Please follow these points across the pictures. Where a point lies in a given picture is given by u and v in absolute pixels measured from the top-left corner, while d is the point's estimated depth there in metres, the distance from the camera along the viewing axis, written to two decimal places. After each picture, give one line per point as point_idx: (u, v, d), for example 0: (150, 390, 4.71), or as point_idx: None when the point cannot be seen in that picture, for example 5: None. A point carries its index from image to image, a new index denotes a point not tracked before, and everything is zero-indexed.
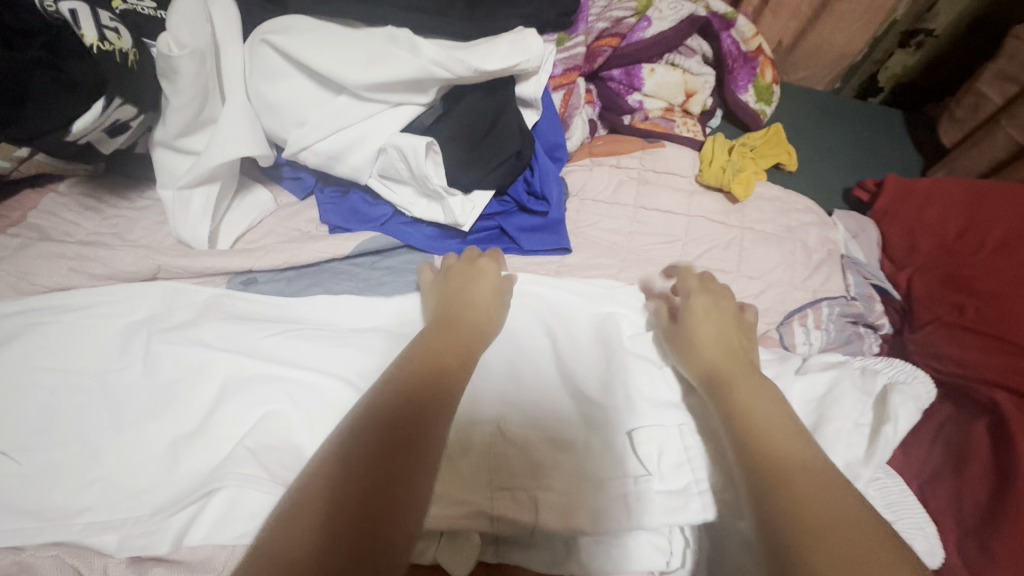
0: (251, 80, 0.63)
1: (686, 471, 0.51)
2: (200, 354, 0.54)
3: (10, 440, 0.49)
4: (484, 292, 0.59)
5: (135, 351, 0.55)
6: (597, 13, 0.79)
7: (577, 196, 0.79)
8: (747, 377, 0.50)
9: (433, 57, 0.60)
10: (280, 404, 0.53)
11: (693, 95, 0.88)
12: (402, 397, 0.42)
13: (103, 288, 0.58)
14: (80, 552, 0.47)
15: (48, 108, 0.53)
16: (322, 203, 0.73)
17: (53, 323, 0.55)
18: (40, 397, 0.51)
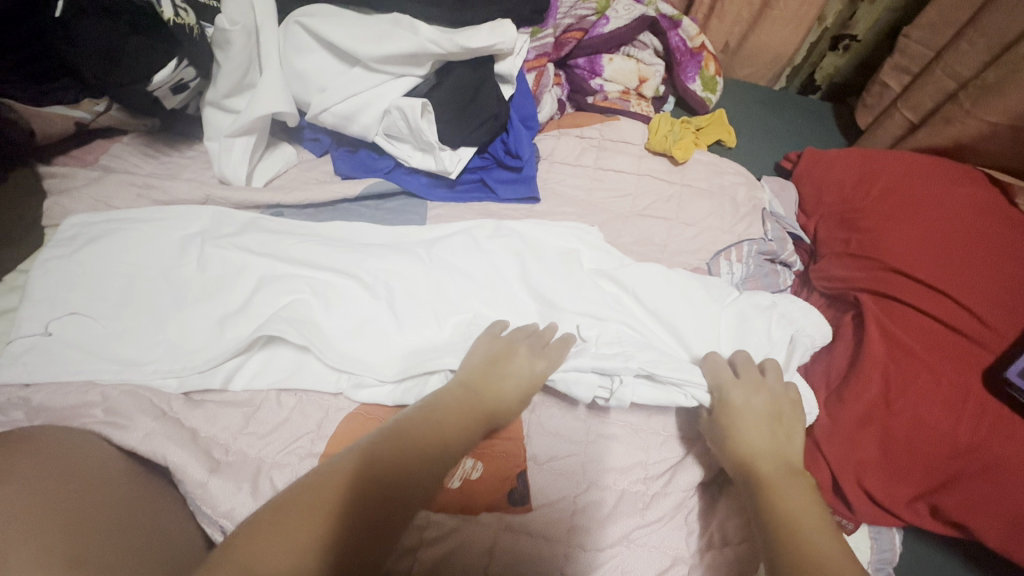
0: (285, 54, 0.80)
1: (616, 346, 0.67)
2: (245, 259, 0.70)
3: (96, 310, 0.64)
4: (498, 354, 0.62)
5: (193, 253, 0.70)
6: (565, 11, 0.96)
7: (546, 159, 0.96)
8: (794, 474, 0.53)
9: (429, 36, 0.77)
10: (304, 293, 0.68)
11: (647, 81, 1.05)
12: (419, 452, 0.50)
13: (162, 207, 0.74)
14: (149, 390, 0.61)
15: (137, 65, 0.70)
16: (336, 158, 0.89)
17: (126, 229, 0.70)
18: (120, 281, 0.66)
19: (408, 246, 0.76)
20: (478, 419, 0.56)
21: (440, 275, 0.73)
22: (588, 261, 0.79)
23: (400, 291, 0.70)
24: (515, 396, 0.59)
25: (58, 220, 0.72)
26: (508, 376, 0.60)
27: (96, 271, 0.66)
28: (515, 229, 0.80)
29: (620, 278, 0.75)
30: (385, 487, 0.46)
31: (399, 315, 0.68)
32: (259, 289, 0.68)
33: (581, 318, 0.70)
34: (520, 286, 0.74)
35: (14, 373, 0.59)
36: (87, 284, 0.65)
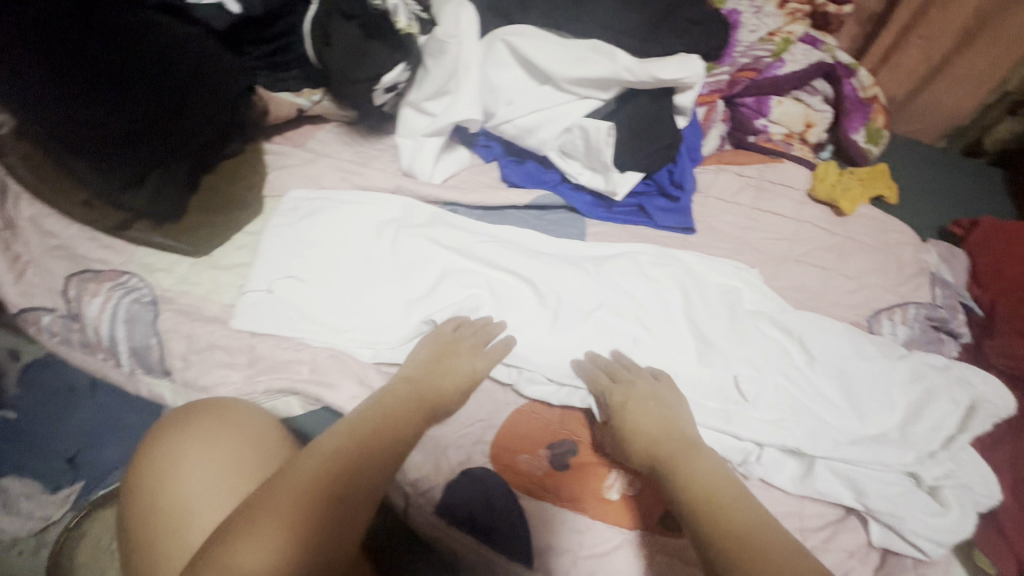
0: (484, 67, 0.86)
1: (776, 410, 0.66)
2: (432, 250, 0.76)
3: (308, 276, 0.72)
4: (444, 348, 0.65)
5: (387, 237, 0.77)
6: (742, 50, 0.99)
7: (703, 192, 0.97)
8: (691, 455, 0.56)
9: (626, 65, 0.81)
10: (482, 289, 0.73)
11: (813, 127, 1.03)
12: (363, 444, 0.52)
13: (360, 192, 0.82)
14: (346, 356, 0.68)
15: (374, 64, 0.78)
16: (505, 166, 0.94)
17: (335, 208, 0.78)
18: (328, 254, 0.74)
19: (578, 260, 0.79)
20: (422, 409, 0.59)
21: (608, 294, 0.75)
22: (744, 300, 0.78)
23: (567, 303, 0.74)
24: (456, 386, 0.63)
25: (277, 192, 0.81)
26: (452, 368, 0.64)
27: (310, 242, 0.74)
28: (677, 261, 0.81)
29: (788, 326, 0.73)
30: (336, 484, 0.48)
31: (564, 325, 0.72)
32: (444, 276, 0.74)
33: (738, 361, 0.70)
34: (681, 315, 0.75)
35: (247, 322, 0.67)
36: (303, 252, 0.73)
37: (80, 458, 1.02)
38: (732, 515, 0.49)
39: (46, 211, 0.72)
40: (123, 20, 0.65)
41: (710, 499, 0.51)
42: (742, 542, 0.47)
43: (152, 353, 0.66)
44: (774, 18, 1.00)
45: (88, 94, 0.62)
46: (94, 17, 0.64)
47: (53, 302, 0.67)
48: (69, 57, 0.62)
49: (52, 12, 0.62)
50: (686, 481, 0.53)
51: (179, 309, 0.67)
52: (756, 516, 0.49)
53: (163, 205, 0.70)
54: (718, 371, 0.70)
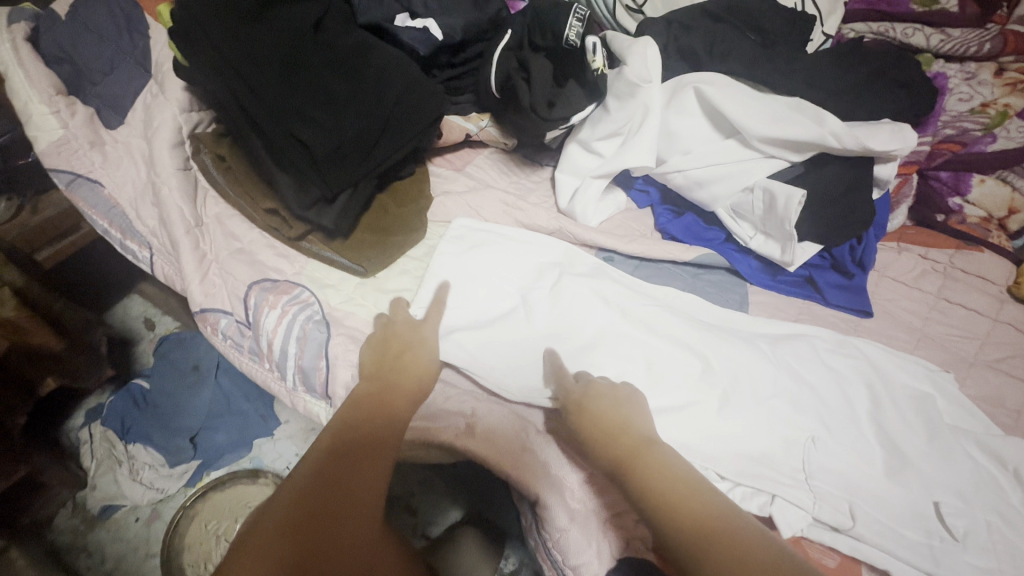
0: (666, 113, 0.81)
1: (990, 557, 0.57)
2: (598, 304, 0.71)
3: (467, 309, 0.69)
4: (405, 327, 0.65)
5: (550, 280, 0.74)
6: (946, 120, 0.89)
7: (878, 271, 0.87)
8: (649, 453, 0.53)
9: (834, 130, 0.74)
10: (639, 359, 0.67)
11: (1018, 213, 0.90)
12: (348, 439, 0.53)
13: (524, 231, 0.79)
14: (507, 411, 0.65)
15: (569, 105, 0.77)
16: (661, 216, 0.89)
17: (499, 243, 0.76)
18: (486, 288, 0.71)
19: (750, 337, 0.73)
20: (401, 393, 0.59)
21: (786, 383, 0.68)
22: (938, 414, 0.68)
23: (736, 387, 0.67)
24: (429, 359, 0.63)
25: (440, 218, 0.80)
26: (405, 343, 0.63)
27: (474, 278, 0.72)
28: (860, 355, 0.73)
29: (998, 453, 0.64)
30: (325, 476, 0.48)
31: (734, 412, 0.65)
32: (607, 330, 0.69)
33: (941, 487, 0.61)
34: (866, 418, 0.67)
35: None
36: (467, 288, 0.71)
37: (199, 437, 1.05)
38: (690, 508, 0.48)
39: (230, 212, 0.74)
40: (349, 41, 0.68)
41: (667, 500, 0.49)
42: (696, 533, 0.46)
43: (318, 375, 0.65)
44: (989, 88, 0.89)
45: (306, 110, 0.63)
46: (322, 40, 0.67)
47: (234, 307, 0.68)
48: (297, 75, 0.64)
49: (289, 34, 0.65)
50: (650, 486, 0.50)
51: (348, 332, 0.66)
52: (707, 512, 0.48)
53: (345, 224, 0.70)
54: (915, 495, 0.61)
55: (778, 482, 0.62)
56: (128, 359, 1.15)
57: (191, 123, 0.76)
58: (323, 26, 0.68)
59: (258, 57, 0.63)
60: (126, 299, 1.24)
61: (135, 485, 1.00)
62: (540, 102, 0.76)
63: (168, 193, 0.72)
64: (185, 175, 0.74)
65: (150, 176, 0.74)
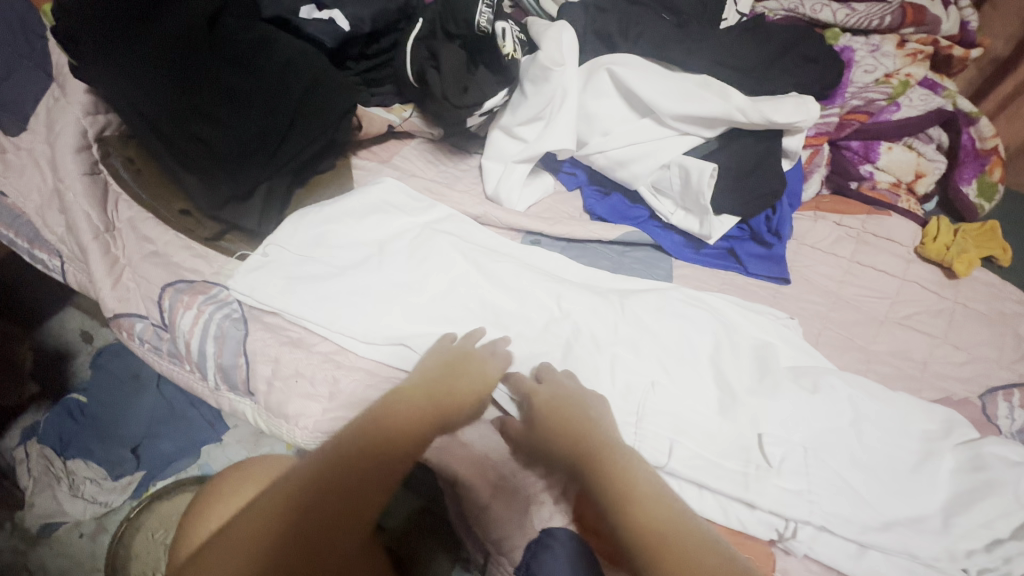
0: (583, 96, 0.83)
1: (895, 506, 0.59)
2: (513, 278, 0.73)
3: (328, 265, 0.69)
4: (457, 362, 0.62)
5: (415, 238, 0.74)
6: (853, 92, 0.92)
7: (796, 239, 0.91)
8: (641, 499, 0.52)
9: (740, 105, 0.77)
10: (485, 314, 0.70)
11: (922, 177, 0.96)
12: (317, 505, 0.47)
13: (412, 193, 0.80)
14: None
15: (481, 92, 0.77)
16: (588, 197, 0.91)
17: (372, 207, 0.76)
18: (344, 243, 0.72)
19: (602, 290, 0.76)
20: (418, 440, 0.55)
21: (624, 330, 0.71)
22: (840, 370, 0.70)
23: (619, 347, 0.69)
24: (470, 398, 0.60)
25: None
26: (463, 379, 0.61)
27: (335, 240, 0.71)
28: (753, 317, 0.76)
29: (896, 402, 0.66)
30: (289, 571, 0.44)
31: (582, 365, 0.67)
32: (485, 294, 0.71)
33: (829, 434, 0.63)
34: (786, 377, 0.68)
35: (262, 302, 0.66)
36: (328, 245, 0.71)
37: (142, 449, 1.04)
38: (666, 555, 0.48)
39: (144, 215, 0.73)
40: (249, 36, 0.67)
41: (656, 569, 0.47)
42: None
43: (238, 372, 0.65)
44: (892, 59, 0.94)
45: (209, 109, 0.63)
46: (217, 34, 0.65)
47: (149, 311, 0.67)
48: (196, 74, 0.63)
49: (180, 32, 0.64)
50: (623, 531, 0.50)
51: (268, 325, 0.66)
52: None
53: (263, 222, 0.70)
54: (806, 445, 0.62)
55: None
56: (64, 372, 1.12)
57: (98, 125, 0.74)
58: (219, 21, 0.67)
59: (153, 60, 0.62)
60: (59, 312, 1.20)
61: (74, 501, 0.98)
62: (455, 88, 0.76)
63: (74, 200, 0.71)
64: (93, 180, 0.72)
65: (56, 183, 0.72)
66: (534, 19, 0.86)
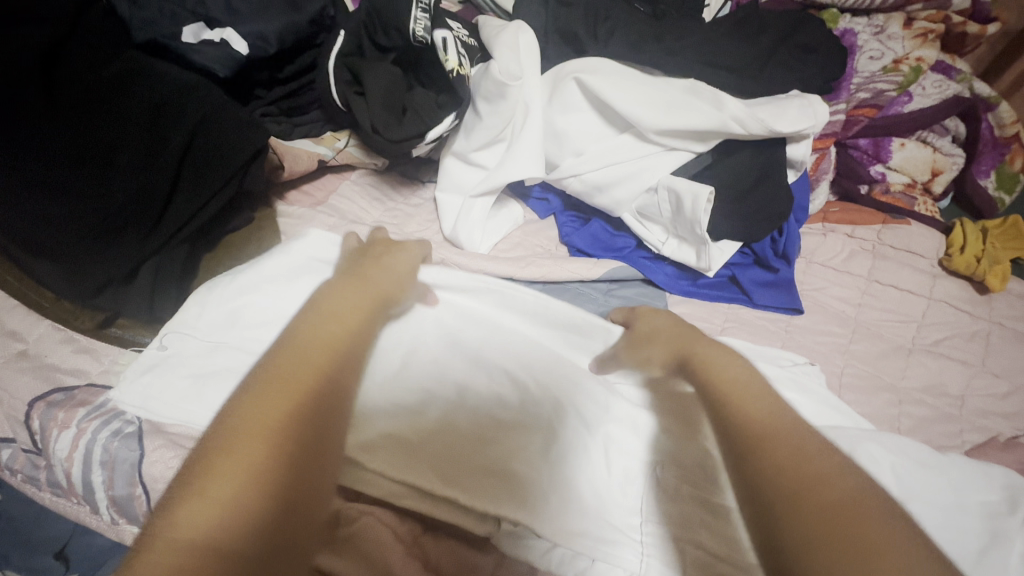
0: (549, 110, 0.70)
1: None
2: (477, 344, 0.62)
3: (251, 351, 0.55)
4: (376, 243, 0.59)
5: None
6: (860, 83, 0.79)
7: (804, 257, 0.80)
8: (708, 346, 0.51)
9: (736, 114, 0.64)
10: (450, 392, 0.57)
11: (939, 175, 0.85)
12: (316, 344, 0.42)
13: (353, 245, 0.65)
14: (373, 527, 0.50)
15: (422, 120, 0.63)
16: (564, 226, 0.78)
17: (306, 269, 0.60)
18: (268, 317, 0.57)
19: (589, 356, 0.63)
20: (377, 301, 0.50)
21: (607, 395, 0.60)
22: (875, 430, 0.59)
23: (611, 424, 0.58)
24: (399, 279, 0.54)
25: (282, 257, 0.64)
26: (385, 262, 0.55)
27: (251, 317, 0.56)
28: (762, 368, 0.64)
29: (945, 469, 0.55)
30: (298, 402, 0.37)
31: (569, 451, 0.54)
32: (447, 370, 0.59)
33: None
34: None
35: (158, 416, 0.51)
36: (243, 325, 0.56)
37: (69, 552, 0.77)
38: (760, 410, 0.43)
39: (10, 305, 0.58)
40: (102, 78, 0.54)
41: (720, 385, 0.46)
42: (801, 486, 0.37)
43: (137, 504, 0.51)
44: (900, 42, 0.80)
45: (57, 178, 0.50)
46: (57, 84, 0.53)
47: (18, 433, 0.54)
48: (41, 137, 0.51)
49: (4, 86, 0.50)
50: (743, 418, 0.42)
51: (171, 440, 0.51)
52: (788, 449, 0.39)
53: (160, 312, 0.56)
54: None
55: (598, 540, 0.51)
56: None
57: None
58: (59, 66, 0.54)
59: None
60: None
61: None
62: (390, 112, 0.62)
63: None
64: None
65: None
66: (484, 18, 0.72)
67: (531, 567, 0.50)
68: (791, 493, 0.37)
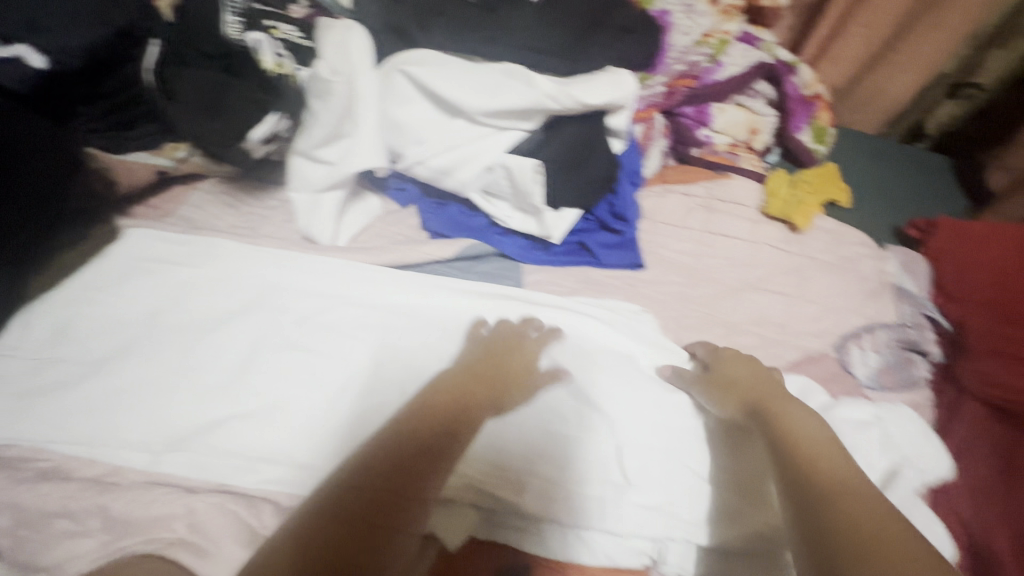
0: (383, 103, 0.72)
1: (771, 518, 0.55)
2: (328, 318, 0.64)
3: (85, 357, 0.58)
4: (498, 346, 0.63)
5: (186, 300, 0.62)
6: (676, 56, 0.88)
7: (649, 218, 0.87)
8: (785, 404, 0.55)
9: (547, 91, 0.70)
10: (300, 379, 0.59)
11: (757, 133, 0.96)
12: (354, 471, 0.47)
13: (184, 248, 0.66)
14: (217, 509, 0.52)
15: (236, 117, 0.65)
16: (424, 212, 0.82)
17: (141, 276, 0.63)
18: (102, 321, 0.60)
19: (438, 322, 0.66)
20: (447, 417, 0.52)
21: (465, 363, 0.62)
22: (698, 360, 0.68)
23: (459, 381, 0.60)
24: (517, 378, 0.59)
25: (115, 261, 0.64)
26: (514, 366, 0.60)
27: (83, 330, 0.59)
28: (598, 314, 0.71)
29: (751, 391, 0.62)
30: (318, 536, 0.42)
31: (407, 404, 0.58)
32: (297, 356, 0.61)
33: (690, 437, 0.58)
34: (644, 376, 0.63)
35: None
36: (72, 336, 0.59)
37: None
38: (833, 474, 0.46)
39: None
40: None
41: (794, 443, 0.50)
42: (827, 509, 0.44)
43: None
44: (705, 17, 0.90)
45: None
46: None
47: None
48: None
49: None
50: (814, 474, 0.47)
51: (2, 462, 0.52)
52: (831, 487, 0.45)
53: None
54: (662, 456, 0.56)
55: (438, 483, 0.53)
56: None
57: None
58: None
59: None
60: None
61: None
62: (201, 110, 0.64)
63: None
64: None
65: None
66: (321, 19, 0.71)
67: None
68: (846, 538, 0.40)
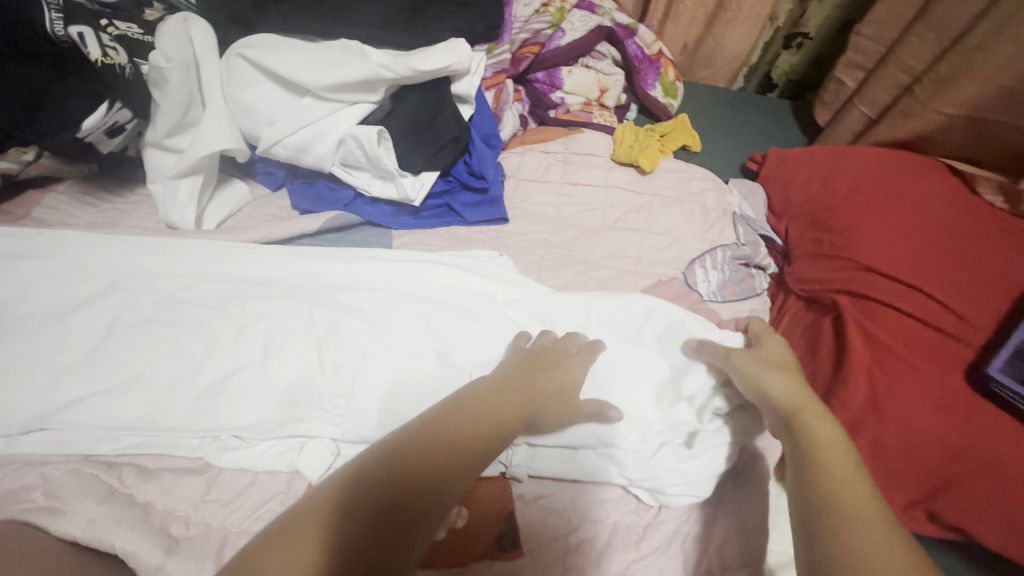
0: (228, 87, 0.76)
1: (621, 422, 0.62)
2: (188, 294, 0.66)
3: None
4: (539, 363, 0.60)
5: (36, 292, 0.63)
6: (519, 26, 0.95)
7: (512, 176, 0.94)
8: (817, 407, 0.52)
9: (380, 61, 0.75)
10: (160, 347, 0.61)
11: (607, 91, 1.06)
12: (398, 454, 0.45)
13: (31, 243, 0.67)
14: (77, 472, 0.55)
15: (62, 110, 0.68)
16: (292, 191, 0.84)
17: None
18: None
19: (300, 286, 0.69)
20: (489, 442, 0.49)
21: (327, 319, 0.66)
22: (554, 292, 0.74)
23: (318, 332, 0.65)
24: (555, 407, 0.57)
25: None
26: (547, 386, 0.58)
27: None
28: (460, 260, 0.76)
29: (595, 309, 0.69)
30: (357, 515, 0.40)
31: (271, 351, 0.63)
32: (156, 330, 0.62)
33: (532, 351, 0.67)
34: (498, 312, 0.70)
35: None
36: None
37: None
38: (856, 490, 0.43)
39: None
40: None
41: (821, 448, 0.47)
42: (869, 516, 0.41)
43: None
44: None
45: None
46: None
47: None
48: None
49: None
50: (834, 486, 0.44)
51: None
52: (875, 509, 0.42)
53: None
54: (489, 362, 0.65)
55: (303, 418, 0.60)
56: None
57: None
58: None
59: None
60: None
61: None
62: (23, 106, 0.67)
63: None
64: None
65: None
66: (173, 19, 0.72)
67: (250, 472, 0.58)
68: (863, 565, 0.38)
